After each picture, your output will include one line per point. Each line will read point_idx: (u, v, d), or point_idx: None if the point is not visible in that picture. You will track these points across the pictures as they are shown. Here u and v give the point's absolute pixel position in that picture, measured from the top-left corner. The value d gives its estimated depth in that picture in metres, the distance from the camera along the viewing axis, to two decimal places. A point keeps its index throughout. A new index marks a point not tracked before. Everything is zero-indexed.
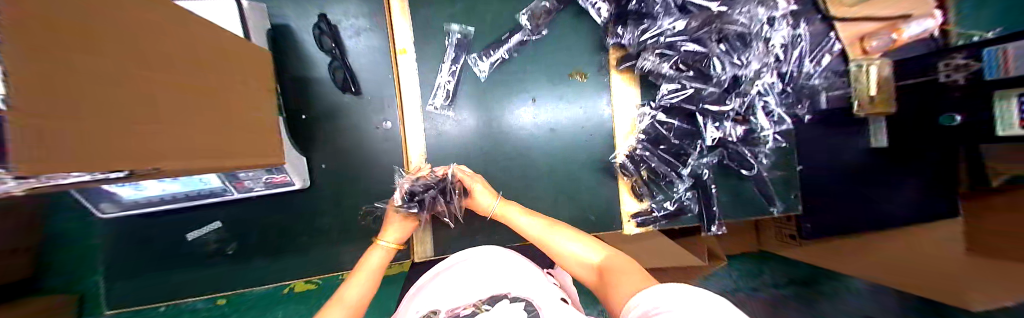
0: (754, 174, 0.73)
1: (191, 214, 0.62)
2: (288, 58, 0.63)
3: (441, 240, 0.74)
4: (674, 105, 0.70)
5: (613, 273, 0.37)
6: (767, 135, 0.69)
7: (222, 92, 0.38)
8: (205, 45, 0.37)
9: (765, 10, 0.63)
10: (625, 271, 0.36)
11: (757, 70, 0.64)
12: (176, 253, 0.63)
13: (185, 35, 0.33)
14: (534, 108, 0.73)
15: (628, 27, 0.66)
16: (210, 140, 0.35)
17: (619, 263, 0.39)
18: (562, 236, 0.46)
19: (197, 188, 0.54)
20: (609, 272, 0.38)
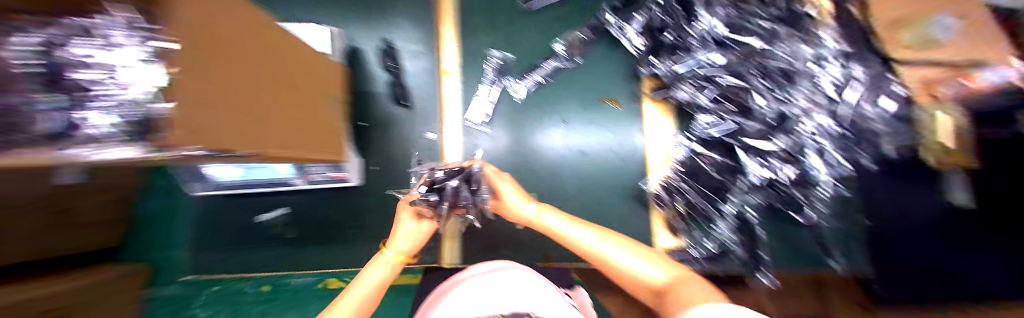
0: (808, 220, 0.67)
1: (266, 200, 0.73)
2: (355, 75, 0.74)
3: (468, 248, 0.77)
4: (715, 139, 0.68)
5: (676, 292, 0.33)
6: (823, 179, 0.63)
7: (311, 100, 0.46)
8: (305, 62, 0.46)
9: (808, 48, 0.61)
10: (691, 289, 0.32)
11: (806, 107, 0.61)
12: (251, 233, 0.73)
13: (278, 41, 0.40)
14: (565, 131, 0.76)
15: (662, 58, 0.69)
16: (299, 140, 0.42)
17: (680, 280, 0.35)
18: (613, 248, 0.43)
19: (280, 177, 0.64)
20: (669, 289, 0.34)
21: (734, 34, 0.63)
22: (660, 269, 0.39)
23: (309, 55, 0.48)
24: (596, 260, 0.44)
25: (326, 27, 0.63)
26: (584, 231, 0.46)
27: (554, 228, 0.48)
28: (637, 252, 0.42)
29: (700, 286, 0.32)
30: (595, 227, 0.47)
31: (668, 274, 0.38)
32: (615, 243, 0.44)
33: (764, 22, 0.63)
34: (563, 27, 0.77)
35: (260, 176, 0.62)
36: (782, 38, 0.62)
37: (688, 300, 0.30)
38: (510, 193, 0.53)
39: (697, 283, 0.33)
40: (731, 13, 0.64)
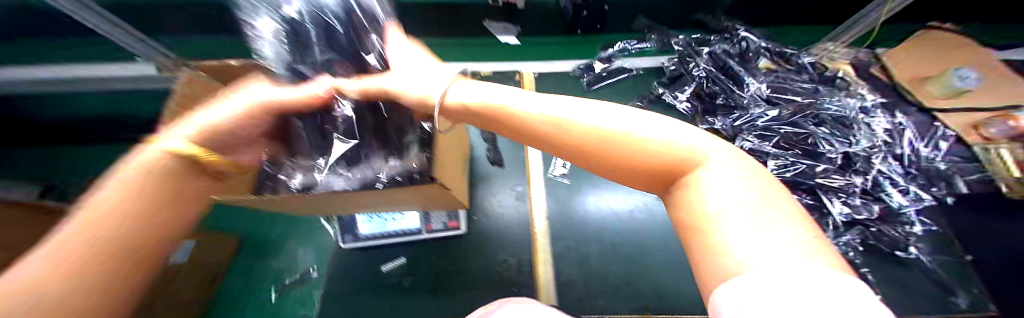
0: (914, 257, 0.62)
1: (366, 256, 0.76)
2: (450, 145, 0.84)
3: (566, 299, 0.68)
4: (789, 180, 0.71)
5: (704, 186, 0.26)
6: (909, 213, 0.65)
7: (452, 166, 0.60)
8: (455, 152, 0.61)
9: (855, 100, 0.75)
10: (727, 178, 0.26)
11: (869, 147, 0.70)
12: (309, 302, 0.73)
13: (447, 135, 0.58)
14: (615, 194, 0.80)
15: (718, 116, 0.82)
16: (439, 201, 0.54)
17: (738, 183, 0.26)
18: (625, 123, 0.30)
19: (405, 228, 0.74)
20: (717, 209, 0.24)
21: (781, 95, 0.80)
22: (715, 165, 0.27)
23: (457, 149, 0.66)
24: (590, 147, 0.31)
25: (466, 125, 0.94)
26: (576, 103, 0.33)
27: (523, 108, 0.34)
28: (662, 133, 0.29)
29: (771, 194, 0.25)
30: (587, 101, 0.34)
31: (724, 169, 0.27)
32: (623, 117, 0.31)
33: (803, 84, 0.81)
34: (624, 98, 0.92)
35: (394, 225, 0.74)
36: (824, 95, 0.78)
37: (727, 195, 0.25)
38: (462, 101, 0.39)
39: (770, 197, 0.25)
40: (773, 80, 0.83)
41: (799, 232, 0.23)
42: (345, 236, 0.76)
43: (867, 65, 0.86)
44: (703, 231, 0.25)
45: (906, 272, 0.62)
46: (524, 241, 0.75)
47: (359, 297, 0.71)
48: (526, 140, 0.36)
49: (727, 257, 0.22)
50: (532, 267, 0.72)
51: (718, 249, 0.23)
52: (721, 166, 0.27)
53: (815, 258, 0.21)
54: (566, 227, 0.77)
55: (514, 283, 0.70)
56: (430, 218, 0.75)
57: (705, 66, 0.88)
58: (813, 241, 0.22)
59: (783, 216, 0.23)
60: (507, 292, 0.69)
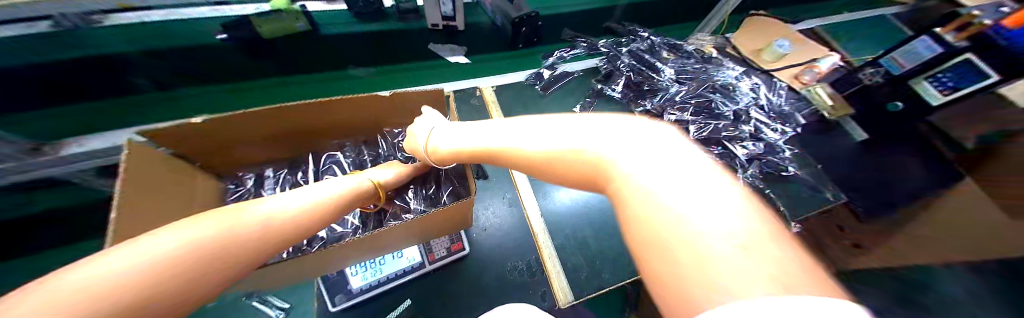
0: (792, 173, 0.91)
1: (366, 312, 0.67)
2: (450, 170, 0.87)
3: (578, 283, 0.72)
4: (707, 138, 0.96)
5: (634, 195, 0.26)
6: (780, 144, 0.95)
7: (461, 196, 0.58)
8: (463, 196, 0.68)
9: (732, 70, 1.06)
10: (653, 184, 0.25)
11: (746, 103, 1.00)
12: None
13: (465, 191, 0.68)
14: None
15: (646, 99, 1.03)
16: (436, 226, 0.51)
17: (682, 185, 0.24)
18: (573, 139, 0.33)
19: (406, 264, 0.69)
20: (643, 222, 0.24)
21: (685, 76, 1.05)
22: (657, 169, 0.26)
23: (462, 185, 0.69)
24: (537, 167, 0.36)
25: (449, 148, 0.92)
26: (529, 130, 0.38)
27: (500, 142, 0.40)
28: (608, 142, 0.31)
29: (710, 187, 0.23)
30: (529, 127, 0.38)
31: (667, 172, 0.26)
32: (568, 131, 0.34)
33: (695, 65, 1.08)
34: (575, 98, 1.06)
35: (391, 267, 0.68)
36: (712, 70, 1.07)
37: (652, 200, 0.25)
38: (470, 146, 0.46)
39: (711, 198, 0.22)
40: (677, 65, 1.08)
41: (727, 240, 0.19)
42: (335, 296, 0.65)
43: (724, 47, 1.21)
44: (640, 248, 0.24)
45: (789, 184, 0.90)
46: (527, 243, 0.78)
47: None
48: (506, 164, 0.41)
49: (653, 266, 0.22)
50: (542, 264, 0.75)
51: (651, 256, 0.22)
52: (670, 168, 0.26)
53: (732, 268, 0.17)
54: (560, 219, 0.82)
55: (530, 285, 0.73)
56: (432, 246, 0.72)
57: (629, 62, 1.08)
58: (756, 253, 0.18)
59: (739, 220, 0.21)
60: (526, 295, 0.72)
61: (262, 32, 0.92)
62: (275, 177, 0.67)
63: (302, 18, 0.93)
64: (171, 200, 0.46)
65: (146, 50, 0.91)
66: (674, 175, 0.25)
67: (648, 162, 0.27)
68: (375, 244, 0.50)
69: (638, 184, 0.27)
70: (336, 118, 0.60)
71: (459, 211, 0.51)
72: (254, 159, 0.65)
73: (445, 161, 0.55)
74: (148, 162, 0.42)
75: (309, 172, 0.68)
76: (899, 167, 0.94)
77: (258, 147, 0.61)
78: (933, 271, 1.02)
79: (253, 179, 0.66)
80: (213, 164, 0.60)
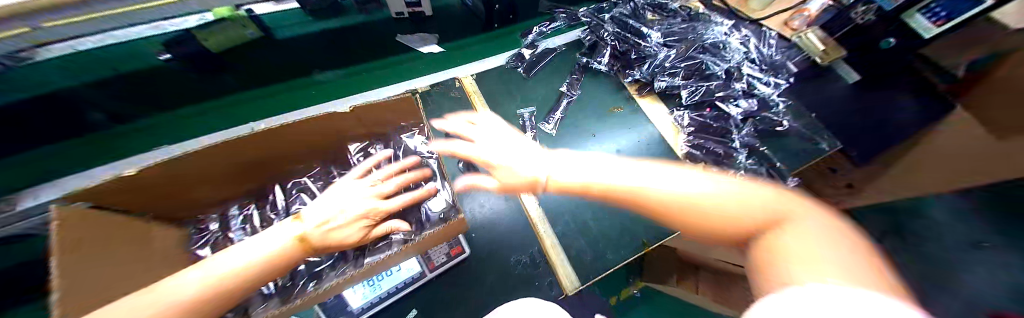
0: (788, 127, 0.89)
1: None
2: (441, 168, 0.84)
3: (583, 267, 0.72)
4: (699, 101, 0.94)
5: (787, 233, 0.31)
6: (773, 99, 0.93)
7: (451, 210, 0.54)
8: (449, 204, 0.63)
9: (720, 26, 1.01)
10: (815, 233, 0.30)
11: (738, 60, 0.96)
12: None
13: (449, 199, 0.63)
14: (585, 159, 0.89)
15: (635, 68, 0.98)
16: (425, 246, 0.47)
17: (818, 237, 0.30)
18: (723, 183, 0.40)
19: (406, 275, 0.67)
20: (782, 247, 0.30)
21: (672, 38, 1.00)
22: (798, 223, 0.32)
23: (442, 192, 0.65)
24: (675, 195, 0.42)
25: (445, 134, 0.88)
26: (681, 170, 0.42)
27: (630, 182, 0.43)
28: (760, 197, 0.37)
29: (843, 246, 0.29)
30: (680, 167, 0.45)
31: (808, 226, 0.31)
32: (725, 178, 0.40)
33: (682, 25, 1.03)
34: (560, 76, 1.01)
35: (392, 281, 0.66)
36: (700, 28, 1.01)
37: (791, 237, 0.31)
38: (584, 182, 0.47)
39: (852, 254, 0.28)
40: (664, 28, 1.02)
41: (866, 273, 0.25)
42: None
43: None
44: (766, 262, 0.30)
45: (787, 139, 0.88)
46: (528, 235, 0.76)
47: None
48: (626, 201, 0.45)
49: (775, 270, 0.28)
50: (545, 255, 0.74)
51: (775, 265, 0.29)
52: (809, 227, 0.32)
53: (870, 282, 0.23)
54: (558, 205, 0.80)
55: (536, 276, 0.72)
56: (430, 254, 0.70)
57: (613, 30, 1.02)
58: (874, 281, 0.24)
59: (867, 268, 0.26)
60: (534, 289, 0.71)
61: (208, 46, 0.82)
62: (241, 215, 0.60)
63: (249, 24, 0.83)
64: (118, 263, 0.40)
65: (90, 82, 0.83)
66: (819, 232, 0.31)
67: (791, 219, 0.33)
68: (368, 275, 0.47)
69: (774, 227, 0.33)
70: (297, 140, 0.52)
71: (452, 228, 0.49)
72: (211, 199, 0.57)
73: (515, 190, 0.55)
74: (85, 225, 0.36)
75: (272, 205, 0.61)
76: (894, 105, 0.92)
77: (216, 186, 0.54)
78: (928, 204, 1.02)
79: (217, 220, 0.60)
80: (175, 213, 0.54)
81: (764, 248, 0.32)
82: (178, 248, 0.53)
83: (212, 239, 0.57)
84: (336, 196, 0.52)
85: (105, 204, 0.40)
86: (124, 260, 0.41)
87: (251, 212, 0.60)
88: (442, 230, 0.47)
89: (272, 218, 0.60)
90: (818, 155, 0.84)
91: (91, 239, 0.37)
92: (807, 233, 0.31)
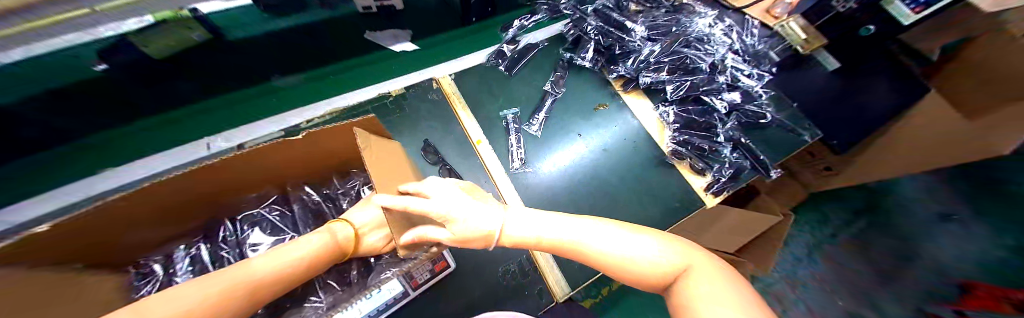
0: (771, 120, 0.88)
1: None
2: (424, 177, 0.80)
3: (571, 273, 0.72)
4: (683, 97, 0.93)
5: (693, 279, 0.35)
6: (758, 91, 0.91)
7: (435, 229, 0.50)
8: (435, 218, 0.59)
9: (705, 17, 0.98)
10: (711, 276, 0.35)
11: (723, 52, 0.94)
12: None
13: None
14: (570, 162, 0.86)
15: (620, 64, 0.95)
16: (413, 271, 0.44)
17: (721, 295, 0.32)
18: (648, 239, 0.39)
19: (385, 297, 0.59)
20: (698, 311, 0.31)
21: (657, 31, 0.97)
22: (705, 279, 0.35)
23: None
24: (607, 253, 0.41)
25: (423, 140, 0.83)
26: (613, 226, 0.41)
27: (567, 240, 0.40)
28: (676, 253, 0.38)
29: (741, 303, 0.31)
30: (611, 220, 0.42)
31: (715, 284, 0.34)
32: (647, 232, 0.41)
33: (665, 17, 1.00)
34: (543, 74, 0.97)
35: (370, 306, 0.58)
36: (684, 20, 0.98)
37: (702, 298, 0.32)
38: (535, 236, 0.41)
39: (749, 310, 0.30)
40: (649, 20, 0.99)
41: None
42: None
43: None
44: None
45: (770, 132, 0.88)
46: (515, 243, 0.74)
47: None
48: (567, 257, 0.42)
49: None
50: (534, 262, 0.72)
51: None
52: (716, 284, 0.34)
53: None
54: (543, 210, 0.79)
55: (526, 285, 0.71)
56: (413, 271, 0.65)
57: (596, 24, 0.97)
58: None
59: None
60: (523, 299, 0.70)
61: (147, 52, 0.69)
62: (186, 256, 0.55)
63: (196, 26, 0.71)
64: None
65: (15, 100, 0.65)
66: (721, 289, 0.33)
67: (701, 275, 0.35)
68: None
69: (690, 284, 0.35)
70: (252, 171, 0.47)
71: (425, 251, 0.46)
72: (146, 240, 0.49)
73: (469, 244, 0.43)
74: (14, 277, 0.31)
75: (223, 242, 0.57)
76: (876, 92, 0.92)
77: (160, 224, 0.48)
78: None
79: (161, 263, 0.54)
80: (105, 260, 0.46)
81: (680, 297, 0.35)
82: (117, 295, 0.46)
83: (156, 284, 0.52)
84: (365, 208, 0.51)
85: (33, 258, 0.35)
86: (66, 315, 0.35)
87: (199, 251, 0.55)
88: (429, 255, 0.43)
89: (224, 255, 0.56)
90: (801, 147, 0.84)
91: (23, 294, 0.32)
92: (710, 290, 0.33)
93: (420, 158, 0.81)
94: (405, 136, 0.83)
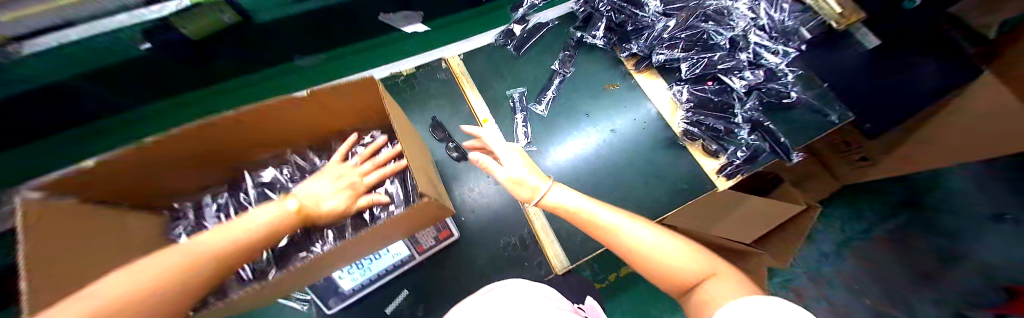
0: (796, 99, 0.82)
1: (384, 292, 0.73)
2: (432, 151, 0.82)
3: (572, 248, 0.71)
4: (699, 75, 0.89)
5: (709, 278, 0.40)
6: (782, 70, 0.86)
7: (431, 191, 0.51)
8: (434, 183, 0.60)
9: None
10: (727, 279, 0.39)
11: (745, 27, 0.89)
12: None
13: (431, 178, 0.60)
14: (576, 143, 0.86)
15: (632, 42, 0.92)
16: (409, 228, 0.45)
17: (731, 288, 0.36)
18: (673, 242, 0.46)
19: (395, 259, 0.67)
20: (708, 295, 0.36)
21: (673, 6, 0.93)
22: (720, 281, 0.39)
23: (429, 174, 0.62)
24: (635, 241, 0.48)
25: (432, 117, 0.87)
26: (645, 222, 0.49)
27: (601, 219, 0.50)
28: (699, 259, 0.43)
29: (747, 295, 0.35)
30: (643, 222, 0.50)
31: (727, 282, 0.38)
32: (675, 239, 0.47)
33: None
34: (552, 53, 0.97)
35: (382, 263, 0.65)
36: None
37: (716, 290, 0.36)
38: (573, 205, 0.52)
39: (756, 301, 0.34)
40: None
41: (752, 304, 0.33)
42: (338, 291, 0.67)
43: None
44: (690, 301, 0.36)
45: (795, 112, 0.82)
46: (517, 218, 0.75)
47: None
48: (596, 235, 0.51)
49: None
50: (534, 236, 0.73)
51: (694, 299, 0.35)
52: (728, 283, 0.38)
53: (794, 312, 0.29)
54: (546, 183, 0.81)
55: (526, 258, 0.72)
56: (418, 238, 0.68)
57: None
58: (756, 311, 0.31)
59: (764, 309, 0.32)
60: (523, 269, 0.72)
61: (186, 34, 0.71)
62: (214, 204, 0.62)
63: (227, 8, 0.69)
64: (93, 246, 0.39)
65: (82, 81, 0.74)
66: (734, 286, 0.37)
67: (717, 278, 0.40)
68: (334, 264, 0.44)
69: (706, 281, 0.39)
70: (266, 129, 0.51)
71: (425, 210, 0.41)
72: (171, 185, 0.55)
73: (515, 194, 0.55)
74: (46, 208, 0.32)
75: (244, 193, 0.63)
76: (921, 70, 0.83)
77: (184, 173, 0.53)
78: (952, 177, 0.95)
79: (192, 209, 0.61)
80: (137, 198, 0.52)
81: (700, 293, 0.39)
82: (155, 234, 0.53)
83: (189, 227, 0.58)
84: (316, 183, 0.54)
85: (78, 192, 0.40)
86: (100, 246, 0.40)
87: (226, 202, 0.61)
88: (423, 216, 0.44)
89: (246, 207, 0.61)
90: (829, 129, 0.78)
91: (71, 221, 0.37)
92: (724, 285, 0.37)
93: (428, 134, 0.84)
94: (417, 112, 0.88)
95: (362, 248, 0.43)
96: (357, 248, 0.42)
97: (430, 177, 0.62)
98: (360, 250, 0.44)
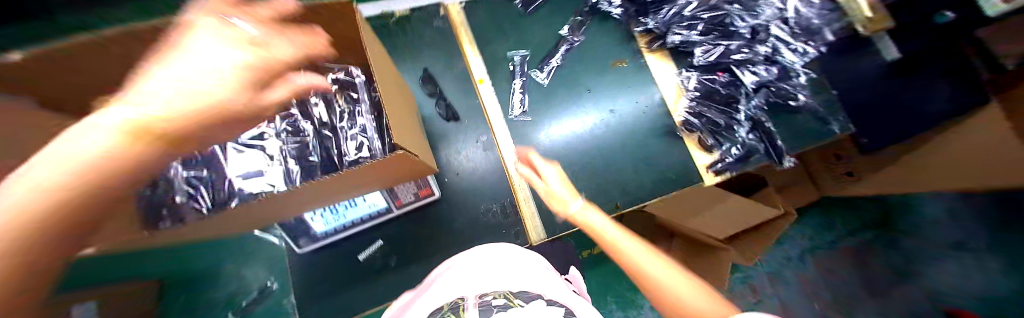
0: (802, 103, 0.79)
1: (360, 240, 0.73)
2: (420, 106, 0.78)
3: (549, 222, 0.70)
4: (712, 63, 0.84)
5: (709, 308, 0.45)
6: (796, 70, 0.82)
7: (405, 142, 0.46)
8: (411, 134, 0.56)
9: None
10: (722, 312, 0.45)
11: (769, 17, 0.85)
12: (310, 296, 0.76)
13: (408, 128, 0.56)
14: (571, 118, 0.82)
15: (648, 16, 0.87)
16: (380, 178, 0.42)
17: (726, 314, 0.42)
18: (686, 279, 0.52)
19: (371, 210, 0.66)
20: None
21: None
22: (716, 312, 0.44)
23: (409, 125, 0.57)
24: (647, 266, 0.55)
25: (423, 68, 0.81)
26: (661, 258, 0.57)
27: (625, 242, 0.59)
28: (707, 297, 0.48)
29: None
30: (661, 259, 0.57)
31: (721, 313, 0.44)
32: (687, 279, 0.53)
33: None
34: (563, 17, 0.89)
35: (359, 212, 0.65)
36: None
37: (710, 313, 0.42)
38: (598, 221, 0.61)
39: None
40: None
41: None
42: (311, 233, 0.67)
43: None
44: None
45: (798, 117, 0.79)
46: (500, 186, 0.74)
47: (371, 276, 0.72)
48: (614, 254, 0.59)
49: None
50: (515, 205, 0.73)
51: None
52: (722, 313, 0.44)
53: None
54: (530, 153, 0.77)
55: (504, 226, 0.72)
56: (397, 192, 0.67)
57: None
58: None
59: None
60: (500, 236, 0.71)
61: None
62: None
63: None
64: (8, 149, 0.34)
65: None
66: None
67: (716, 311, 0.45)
68: (294, 201, 0.41)
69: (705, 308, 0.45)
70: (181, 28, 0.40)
71: (394, 162, 0.38)
72: None
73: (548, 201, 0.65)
74: None
75: None
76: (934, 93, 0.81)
77: None
78: None
79: None
80: None
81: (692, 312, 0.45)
82: None
83: None
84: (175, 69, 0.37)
85: None
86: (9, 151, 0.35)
87: None
88: (391, 166, 0.40)
89: None
90: (826, 139, 0.76)
91: None
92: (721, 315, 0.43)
93: (418, 86, 0.79)
94: (408, 61, 0.81)
95: (327, 192, 0.40)
96: (322, 192, 0.39)
97: (408, 126, 0.57)
98: (325, 192, 0.41)
